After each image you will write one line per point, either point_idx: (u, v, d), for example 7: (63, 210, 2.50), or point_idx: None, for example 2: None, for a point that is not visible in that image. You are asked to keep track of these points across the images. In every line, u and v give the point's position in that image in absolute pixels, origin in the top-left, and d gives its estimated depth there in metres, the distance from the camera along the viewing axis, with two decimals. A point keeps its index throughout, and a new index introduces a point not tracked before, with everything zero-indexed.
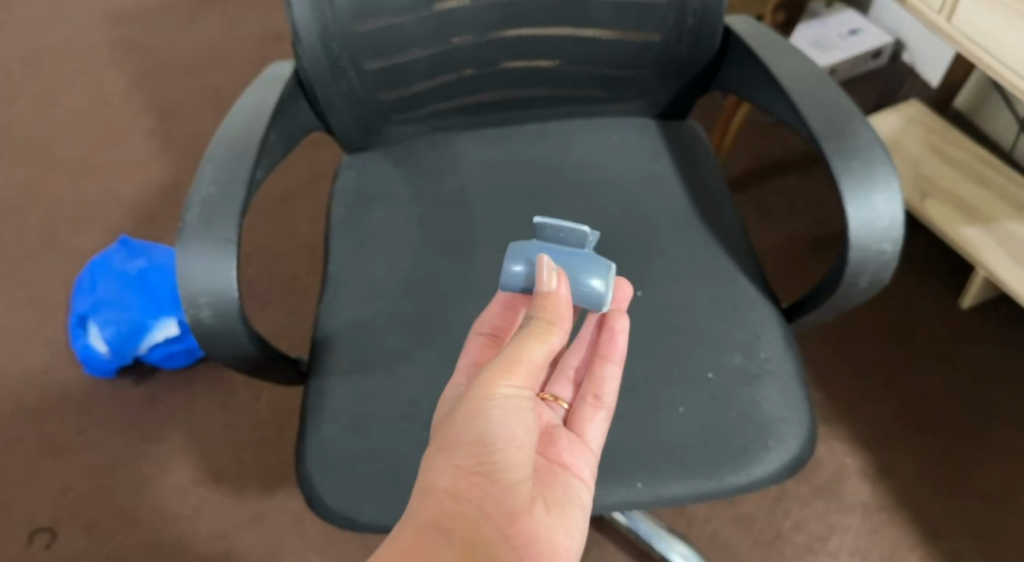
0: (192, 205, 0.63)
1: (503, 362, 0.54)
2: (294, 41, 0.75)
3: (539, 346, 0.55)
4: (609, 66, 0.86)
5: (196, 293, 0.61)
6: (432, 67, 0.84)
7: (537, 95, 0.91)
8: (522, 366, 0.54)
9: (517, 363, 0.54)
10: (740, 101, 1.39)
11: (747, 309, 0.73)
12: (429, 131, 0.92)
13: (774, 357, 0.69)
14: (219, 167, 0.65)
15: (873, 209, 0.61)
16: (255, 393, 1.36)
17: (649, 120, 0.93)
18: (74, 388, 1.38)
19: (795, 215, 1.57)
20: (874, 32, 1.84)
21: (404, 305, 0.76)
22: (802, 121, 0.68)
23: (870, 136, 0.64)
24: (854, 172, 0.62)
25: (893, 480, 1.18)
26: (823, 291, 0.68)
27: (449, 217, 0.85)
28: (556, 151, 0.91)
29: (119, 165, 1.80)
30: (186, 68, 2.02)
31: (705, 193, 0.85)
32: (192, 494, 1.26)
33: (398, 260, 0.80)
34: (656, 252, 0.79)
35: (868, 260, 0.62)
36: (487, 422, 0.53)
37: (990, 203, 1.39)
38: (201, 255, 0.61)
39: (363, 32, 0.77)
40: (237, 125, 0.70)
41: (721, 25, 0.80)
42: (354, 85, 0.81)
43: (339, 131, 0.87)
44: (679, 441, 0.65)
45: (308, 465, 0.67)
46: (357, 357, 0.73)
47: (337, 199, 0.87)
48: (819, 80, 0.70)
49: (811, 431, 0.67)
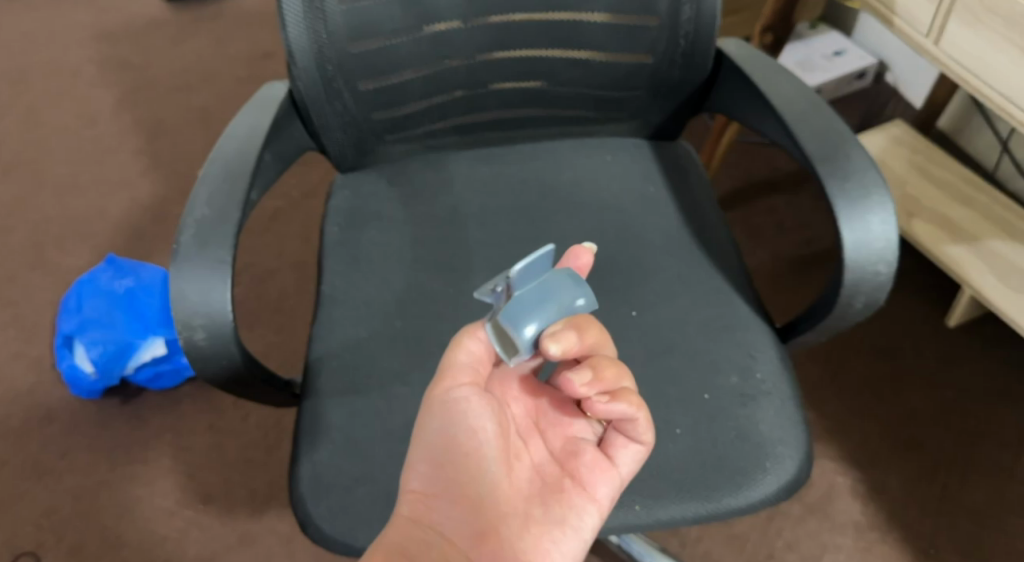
0: (187, 226, 0.63)
1: (438, 378, 0.57)
2: (289, 62, 0.76)
3: (459, 351, 0.57)
4: (602, 88, 0.87)
5: (190, 315, 0.60)
6: (426, 88, 0.84)
7: (530, 117, 0.91)
8: (454, 374, 0.57)
9: (448, 371, 0.57)
10: (728, 120, 1.40)
11: (742, 329, 0.73)
12: (422, 151, 0.93)
13: (770, 378, 0.70)
14: (214, 188, 0.65)
15: (867, 231, 0.62)
16: (243, 413, 1.34)
17: (641, 141, 0.94)
18: (57, 409, 1.36)
19: (781, 234, 1.59)
20: (858, 53, 1.87)
21: (398, 326, 0.76)
22: (794, 143, 0.69)
23: (862, 158, 0.65)
24: (848, 194, 0.63)
25: (884, 499, 1.18)
26: (818, 312, 0.69)
27: (442, 237, 0.85)
28: (549, 171, 0.91)
29: (106, 183, 1.79)
30: (175, 87, 2.02)
31: (698, 212, 0.86)
32: (179, 516, 1.24)
33: (391, 280, 0.80)
34: (649, 273, 0.80)
35: (863, 281, 0.63)
36: (432, 437, 0.57)
37: (975, 223, 1.41)
38: (196, 277, 0.60)
39: (358, 53, 0.78)
40: (231, 146, 0.69)
41: (712, 49, 0.80)
42: (348, 105, 0.82)
43: (332, 151, 0.87)
44: (676, 463, 0.65)
45: (301, 489, 0.67)
46: (351, 379, 0.72)
47: (330, 219, 0.86)
48: (811, 104, 0.70)
49: (808, 451, 0.67)
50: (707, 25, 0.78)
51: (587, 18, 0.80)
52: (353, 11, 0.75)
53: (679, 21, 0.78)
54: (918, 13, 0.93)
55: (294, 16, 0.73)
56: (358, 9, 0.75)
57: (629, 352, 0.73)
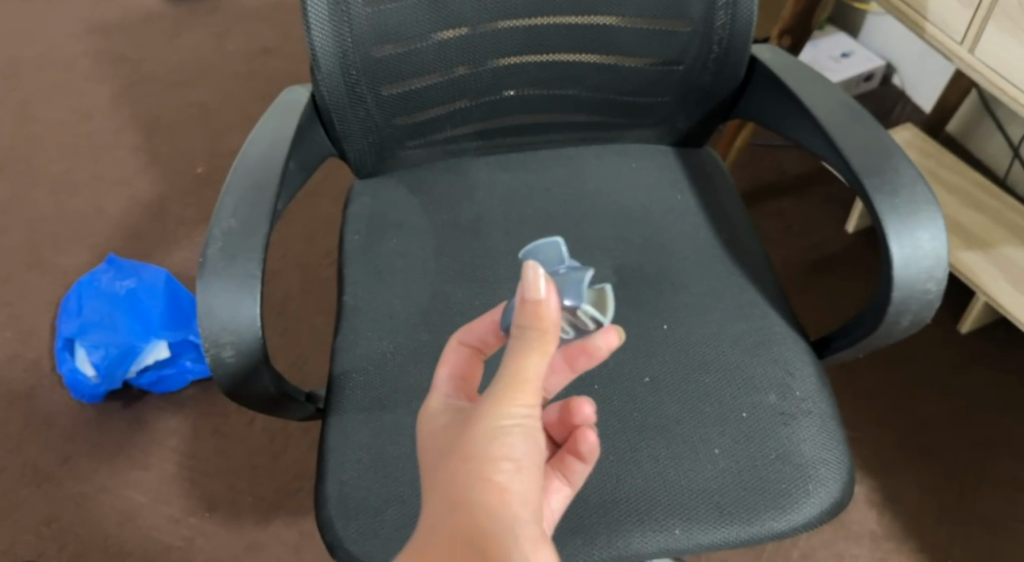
0: (212, 239, 0.60)
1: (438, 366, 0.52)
2: (312, 64, 0.73)
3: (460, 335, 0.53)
4: (629, 94, 0.84)
5: (219, 332, 0.58)
6: (449, 92, 0.82)
7: (553, 122, 0.89)
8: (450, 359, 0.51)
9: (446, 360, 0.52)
10: (745, 121, 1.38)
11: (778, 345, 0.72)
12: (442, 156, 0.90)
13: (810, 396, 0.68)
14: (240, 199, 0.63)
15: (917, 247, 0.60)
16: (248, 418, 1.31)
17: (667, 147, 0.92)
18: (57, 414, 1.32)
19: (791, 238, 1.57)
20: (865, 56, 1.86)
21: (424, 338, 0.74)
22: (837, 155, 0.67)
23: (910, 172, 0.63)
24: (897, 210, 0.61)
25: (900, 507, 1.18)
26: (859, 330, 0.67)
27: (466, 246, 0.82)
28: (574, 178, 0.89)
29: (103, 181, 1.75)
30: (172, 83, 1.98)
31: (727, 221, 0.84)
32: (183, 523, 1.20)
33: (414, 291, 0.78)
34: (679, 285, 0.78)
35: (911, 299, 0.61)
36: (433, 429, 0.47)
37: (988, 228, 1.40)
38: (224, 292, 0.58)
39: (381, 57, 0.75)
40: (255, 154, 0.67)
41: (745, 56, 0.78)
42: (370, 110, 0.80)
43: (352, 157, 0.85)
44: (715, 484, 0.63)
45: (328, 509, 0.64)
46: (377, 394, 0.69)
47: (349, 227, 0.84)
48: (853, 114, 0.69)
49: (849, 472, 0.65)
50: (741, 31, 0.76)
51: (617, 22, 0.78)
52: (378, 13, 0.72)
53: (713, 28, 0.76)
54: (954, 20, 0.92)
55: (319, 17, 0.70)
56: (384, 11, 0.73)
57: (662, 367, 0.71)
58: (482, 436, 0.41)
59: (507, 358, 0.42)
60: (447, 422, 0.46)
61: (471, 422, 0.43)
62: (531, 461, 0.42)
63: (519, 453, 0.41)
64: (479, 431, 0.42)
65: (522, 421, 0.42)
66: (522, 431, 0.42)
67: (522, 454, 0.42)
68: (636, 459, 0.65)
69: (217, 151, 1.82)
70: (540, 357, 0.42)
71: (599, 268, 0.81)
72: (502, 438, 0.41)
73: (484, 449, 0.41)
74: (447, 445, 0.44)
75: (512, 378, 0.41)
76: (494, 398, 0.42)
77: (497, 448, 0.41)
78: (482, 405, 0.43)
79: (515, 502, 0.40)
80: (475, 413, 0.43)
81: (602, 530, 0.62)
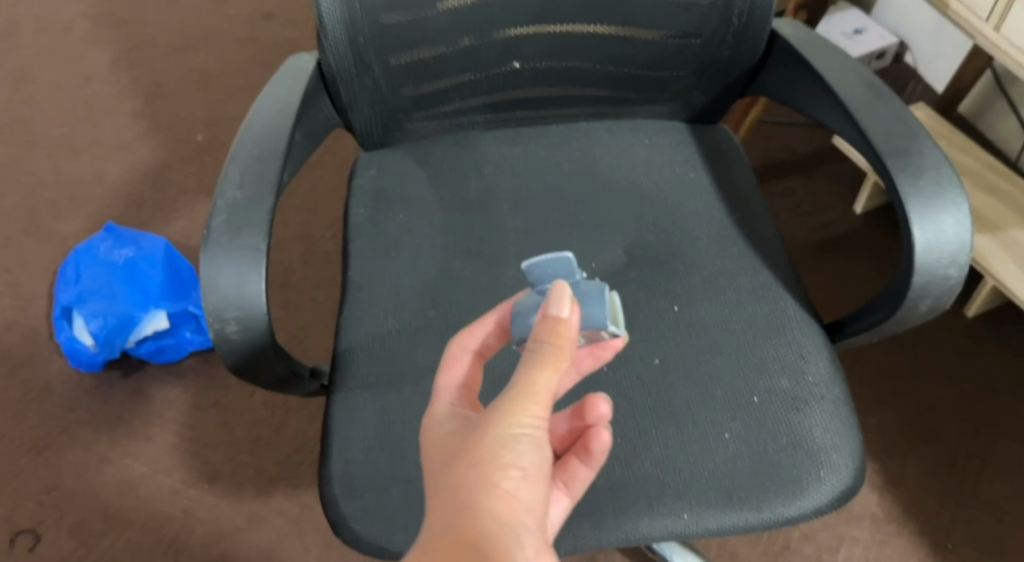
0: (216, 210, 0.58)
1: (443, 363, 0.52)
2: (319, 29, 0.71)
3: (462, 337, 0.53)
4: (644, 67, 0.82)
5: (223, 306, 0.56)
6: (458, 63, 0.80)
7: (565, 95, 0.87)
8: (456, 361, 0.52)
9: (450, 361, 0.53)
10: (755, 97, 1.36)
11: (792, 328, 0.70)
12: (451, 128, 0.88)
13: (822, 381, 0.67)
14: (245, 169, 0.61)
15: (940, 231, 0.59)
16: (250, 390, 1.30)
17: (680, 124, 0.89)
18: (56, 382, 1.31)
19: (798, 218, 1.56)
20: (879, 32, 1.82)
21: (432, 315, 0.72)
22: (859, 134, 0.65)
23: (935, 153, 0.61)
24: (921, 193, 0.59)
25: (902, 490, 1.18)
26: (876, 316, 0.66)
27: (475, 222, 0.81)
28: (584, 154, 0.87)
29: (102, 147, 1.72)
30: (173, 48, 1.94)
31: (740, 201, 0.82)
32: (183, 495, 1.19)
33: (421, 266, 0.76)
34: (691, 265, 0.77)
35: (932, 284, 0.59)
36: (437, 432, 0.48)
37: (999, 212, 1.38)
38: (228, 266, 0.56)
39: (389, 24, 0.73)
40: (260, 123, 0.65)
41: (766, 29, 0.75)
42: (378, 80, 0.77)
43: (358, 128, 0.83)
44: (725, 469, 0.63)
45: (332, 487, 0.63)
46: (383, 371, 0.68)
47: (355, 200, 0.82)
48: (876, 92, 0.66)
49: (860, 459, 0.65)
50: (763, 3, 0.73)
51: None
52: None
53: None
54: None
55: None
56: None
57: (673, 350, 0.70)
58: (491, 443, 0.42)
59: (518, 372, 0.44)
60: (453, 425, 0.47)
61: (479, 428, 0.44)
62: (537, 469, 0.43)
63: (526, 462, 0.43)
64: (488, 438, 0.43)
65: (531, 431, 0.43)
66: (530, 441, 0.43)
67: (530, 463, 0.43)
68: (646, 442, 0.64)
69: (218, 119, 1.79)
70: (553, 371, 0.43)
71: (610, 246, 0.80)
72: (511, 447, 0.42)
73: (493, 454, 0.42)
74: (454, 448, 0.45)
75: (523, 390, 0.43)
76: (505, 409, 0.43)
77: (506, 455, 0.42)
78: (491, 412, 0.44)
79: (520, 509, 0.41)
80: (484, 421, 0.44)
81: (610, 513, 0.61)
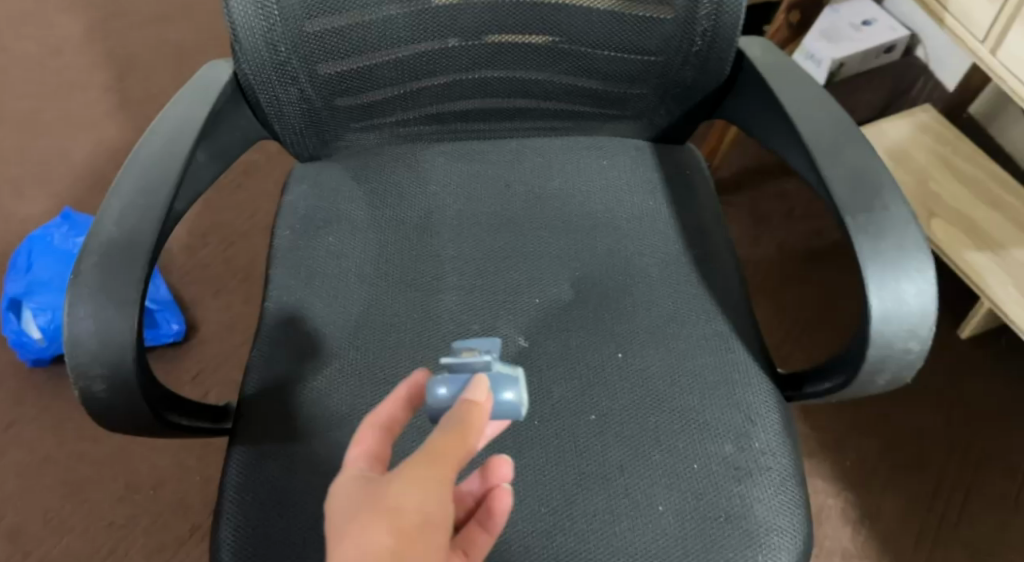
0: (89, 250, 0.53)
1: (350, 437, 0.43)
2: (233, 38, 0.64)
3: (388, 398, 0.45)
4: (600, 83, 0.75)
5: (89, 362, 0.51)
6: (397, 73, 0.73)
7: (518, 108, 0.79)
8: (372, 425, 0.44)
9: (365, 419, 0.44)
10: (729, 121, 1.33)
11: (742, 385, 0.64)
12: (394, 140, 0.81)
13: (770, 449, 0.61)
14: (127, 204, 0.56)
15: (900, 301, 0.52)
16: (203, 391, 1.28)
17: (644, 143, 0.83)
18: (5, 376, 1.27)
19: (790, 223, 1.48)
20: (888, 25, 1.71)
21: (351, 356, 0.67)
22: (820, 182, 0.58)
23: (898, 210, 0.54)
24: (882, 255, 0.53)
25: (874, 525, 1.12)
26: (834, 381, 0.60)
27: (410, 249, 0.75)
28: (536, 175, 0.80)
29: (68, 122, 1.64)
30: (148, 18, 1.84)
31: (700, 236, 0.76)
32: (128, 500, 1.16)
33: (347, 299, 0.71)
34: (641, 305, 0.70)
35: (889, 357, 0.53)
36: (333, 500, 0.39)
37: (999, 227, 1.30)
38: (95, 315, 0.51)
39: (314, 33, 0.66)
40: (152, 149, 0.59)
41: (732, 50, 0.68)
42: (306, 92, 0.70)
43: (289, 140, 0.76)
44: (654, 547, 0.57)
45: (224, 551, 0.58)
46: (292, 420, 0.63)
47: (283, 220, 0.76)
48: (844, 134, 0.60)
49: (805, 539, 0.59)
50: (728, 24, 0.66)
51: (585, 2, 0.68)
52: None
53: (696, 18, 0.66)
54: (977, 15, 0.81)
55: None
56: None
57: (611, 404, 0.64)
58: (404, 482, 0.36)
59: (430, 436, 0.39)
60: (354, 485, 0.39)
61: (389, 477, 0.37)
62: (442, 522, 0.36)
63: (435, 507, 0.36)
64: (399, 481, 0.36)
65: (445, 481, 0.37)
66: (441, 491, 0.37)
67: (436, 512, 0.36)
68: (570, 513, 0.58)
69: None
70: (464, 440, 0.39)
71: (555, 280, 0.73)
72: (424, 488, 0.36)
73: (406, 502, 0.36)
74: (359, 501, 0.37)
75: (434, 451, 0.37)
76: (414, 458, 0.37)
77: (414, 498, 0.36)
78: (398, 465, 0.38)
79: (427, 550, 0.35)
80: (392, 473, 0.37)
81: None
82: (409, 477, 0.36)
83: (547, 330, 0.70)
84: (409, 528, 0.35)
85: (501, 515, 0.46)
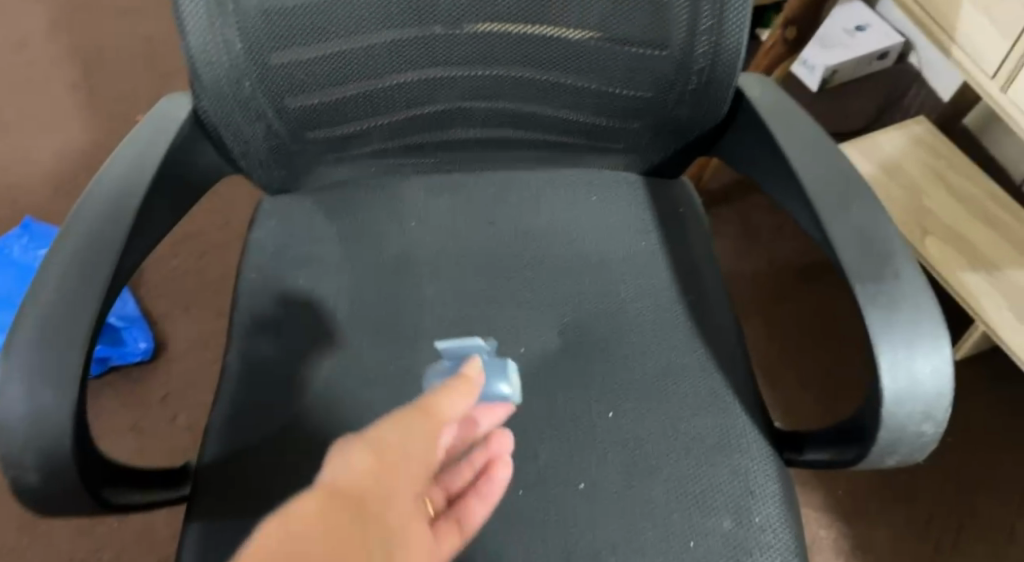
0: (24, 321, 0.49)
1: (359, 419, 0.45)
2: (191, 74, 0.59)
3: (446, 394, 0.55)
4: (590, 117, 0.71)
5: (21, 451, 0.46)
6: (371, 106, 0.67)
7: (503, 141, 0.75)
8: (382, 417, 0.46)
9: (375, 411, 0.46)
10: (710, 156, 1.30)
11: (741, 451, 0.61)
12: (372, 173, 0.76)
13: (770, 523, 0.58)
14: (66, 266, 0.51)
15: (914, 381, 0.48)
16: (170, 415, 1.21)
17: (635, 176, 0.78)
18: None
19: (781, 237, 1.40)
20: (883, 30, 1.66)
21: (321, 417, 0.62)
22: (825, 243, 0.54)
23: (913, 279, 0.51)
24: (893, 331, 0.49)
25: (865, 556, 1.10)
26: (843, 455, 0.56)
27: (386, 293, 0.70)
28: (522, 212, 0.76)
29: (31, 122, 1.55)
30: (117, 9, 1.74)
31: (695, 280, 0.72)
32: (92, 531, 1.11)
33: (318, 351, 0.66)
34: (632, 358, 0.66)
35: (901, 440, 0.49)
36: None
37: (995, 247, 1.26)
38: (28, 395, 0.46)
39: (280, 65, 0.61)
40: (99, 200, 0.55)
41: (729, 91, 0.65)
42: (273, 126, 0.65)
43: (256, 175, 0.71)
44: None
45: None
46: (256, 488, 0.59)
47: (250, 261, 0.71)
48: (852, 189, 0.56)
49: None
50: (726, 64, 0.63)
51: (573, 34, 0.64)
52: (272, 12, 0.58)
53: (693, 57, 0.63)
54: (984, 48, 0.76)
55: (196, 19, 0.56)
56: (280, 11, 0.58)
57: (601, 472, 0.60)
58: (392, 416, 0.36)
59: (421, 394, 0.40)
60: None
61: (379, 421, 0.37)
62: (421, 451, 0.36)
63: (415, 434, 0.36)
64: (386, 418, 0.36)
65: (430, 417, 0.37)
66: (423, 423, 0.37)
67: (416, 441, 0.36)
68: None
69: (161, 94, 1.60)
70: (453, 395, 0.40)
71: (542, 327, 0.69)
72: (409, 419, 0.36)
73: (393, 426, 0.35)
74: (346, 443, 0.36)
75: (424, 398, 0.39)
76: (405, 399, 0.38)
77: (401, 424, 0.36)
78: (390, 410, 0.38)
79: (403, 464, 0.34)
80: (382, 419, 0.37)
81: None
82: (402, 413, 0.37)
83: (533, 385, 0.65)
84: (389, 459, 0.34)
85: (496, 484, 0.48)
